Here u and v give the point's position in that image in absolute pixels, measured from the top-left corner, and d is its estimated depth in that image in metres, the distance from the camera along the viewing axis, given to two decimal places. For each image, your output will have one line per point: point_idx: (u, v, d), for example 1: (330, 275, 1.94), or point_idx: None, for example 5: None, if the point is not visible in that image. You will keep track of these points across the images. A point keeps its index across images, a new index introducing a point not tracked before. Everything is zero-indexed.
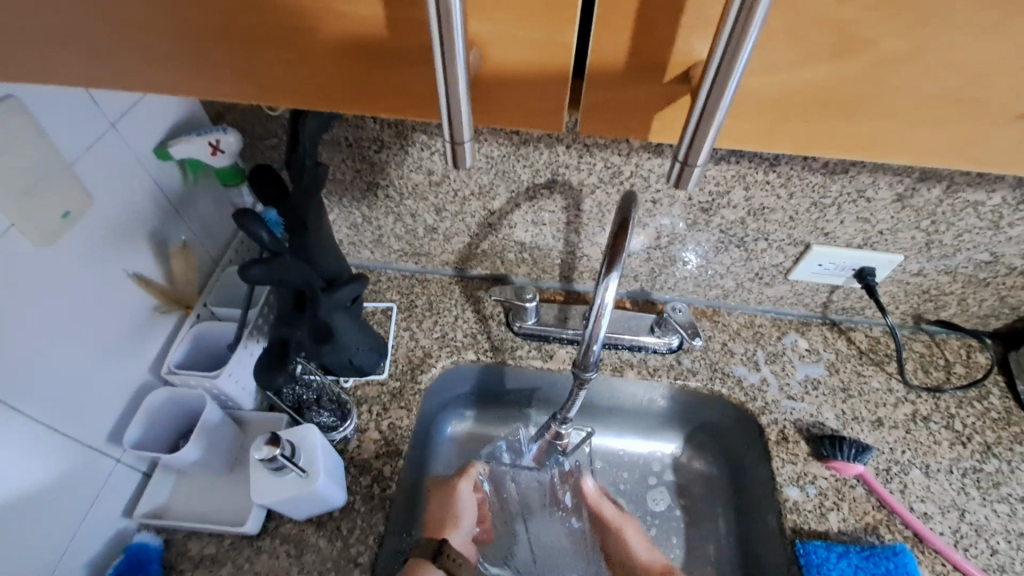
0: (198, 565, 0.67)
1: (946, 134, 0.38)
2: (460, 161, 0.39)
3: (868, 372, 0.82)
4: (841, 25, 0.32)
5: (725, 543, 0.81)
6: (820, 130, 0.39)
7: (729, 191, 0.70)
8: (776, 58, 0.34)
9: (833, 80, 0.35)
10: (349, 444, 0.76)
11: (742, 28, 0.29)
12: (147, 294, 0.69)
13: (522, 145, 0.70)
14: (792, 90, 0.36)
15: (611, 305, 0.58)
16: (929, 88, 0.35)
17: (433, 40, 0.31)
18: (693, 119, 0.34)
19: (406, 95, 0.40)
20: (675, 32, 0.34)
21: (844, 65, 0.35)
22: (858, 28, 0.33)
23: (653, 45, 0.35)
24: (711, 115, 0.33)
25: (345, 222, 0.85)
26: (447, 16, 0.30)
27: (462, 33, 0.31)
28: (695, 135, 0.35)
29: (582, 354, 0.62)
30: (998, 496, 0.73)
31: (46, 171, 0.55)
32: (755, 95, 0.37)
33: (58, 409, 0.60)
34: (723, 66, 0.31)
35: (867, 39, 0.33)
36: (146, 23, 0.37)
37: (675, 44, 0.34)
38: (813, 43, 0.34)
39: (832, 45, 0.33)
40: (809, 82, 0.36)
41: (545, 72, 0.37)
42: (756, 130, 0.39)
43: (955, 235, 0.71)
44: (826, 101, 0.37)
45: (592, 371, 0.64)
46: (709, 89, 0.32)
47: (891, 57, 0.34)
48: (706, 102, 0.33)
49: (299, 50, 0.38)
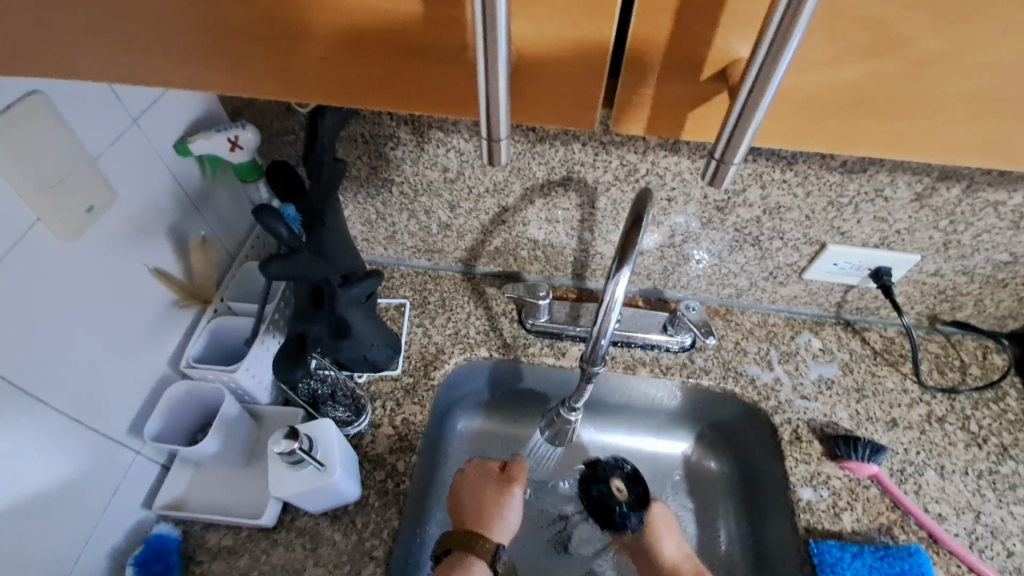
0: (216, 556, 0.68)
1: (979, 134, 0.38)
2: (495, 157, 0.39)
3: (882, 373, 0.82)
4: (877, 23, 0.32)
5: (738, 542, 0.80)
6: (851, 131, 0.39)
7: (746, 189, 0.70)
8: (813, 57, 0.34)
9: (868, 79, 0.35)
10: (364, 439, 0.76)
11: (787, 26, 0.29)
12: (168, 287, 0.70)
13: (538, 142, 0.70)
14: (827, 89, 0.36)
15: (622, 299, 0.57)
16: (962, 87, 0.35)
17: (477, 39, 0.32)
18: (732, 119, 0.34)
19: (441, 92, 0.40)
20: (713, 31, 0.34)
21: (881, 65, 0.35)
22: (895, 27, 0.33)
23: (691, 42, 0.35)
24: (752, 114, 0.33)
25: (360, 218, 0.86)
26: (494, 14, 0.30)
27: (505, 32, 0.31)
28: (733, 133, 0.34)
29: (591, 349, 0.63)
30: (1013, 498, 0.72)
31: (71, 165, 0.56)
32: (791, 93, 0.37)
33: (83, 399, 0.61)
34: (765, 65, 0.31)
35: (905, 38, 0.33)
36: (188, 20, 0.38)
37: (713, 42, 0.35)
38: (850, 42, 0.34)
39: (870, 44, 0.33)
40: (844, 80, 0.36)
41: (580, 70, 0.38)
42: (786, 129, 0.39)
43: (974, 235, 0.70)
44: (860, 100, 0.37)
45: (600, 367, 0.65)
46: (750, 87, 0.32)
47: (928, 56, 0.34)
48: (747, 102, 0.33)
49: (337, 48, 0.38)
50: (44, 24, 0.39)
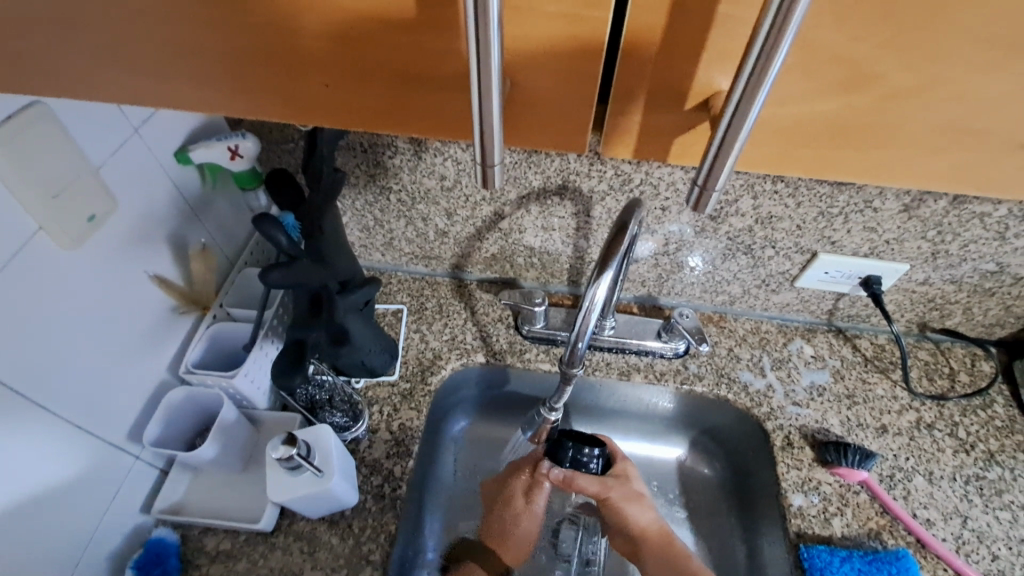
0: (215, 561, 0.69)
1: (956, 163, 0.39)
2: (490, 182, 0.40)
3: (873, 380, 0.83)
4: (852, 61, 0.34)
5: (731, 546, 0.81)
6: (833, 159, 0.40)
7: (738, 200, 0.71)
8: (792, 90, 0.36)
9: (845, 111, 0.37)
10: (360, 445, 0.77)
11: (764, 61, 0.30)
12: (167, 295, 0.71)
13: (534, 152, 0.71)
14: (807, 120, 0.38)
15: (603, 300, 0.58)
16: (938, 120, 0.37)
17: (471, 70, 0.33)
18: (713, 148, 0.35)
19: (434, 118, 0.41)
20: (696, 65, 0.35)
21: (857, 98, 0.36)
22: (869, 64, 0.34)
23: (675, 75, 0.36)
24: (732, 144, 0.34)
25: (358, 225, 0.87)
26: (486, 48, 0.31)
27: (498, 64, 0.33)
28: (715, 161, 0.36)
29: (568, 351, 0.64)
30: (1000, 504, 0.74)
31: (74, 176, 0.57)
32: (772, 124, 0.38)
33: (83, 408, 0.61)
34: (743, 98, 0.32)
35: (878, 74, 0.34)
36: (189, 47, 0.39)
37: (695, 76, 0.36)
38: (827, 79, 0.35)
39: (845, 79, 0.35)
40: (822, 112, 0.37)
41: (569, 99, 0.39)
42: (771, 156, 0.40)
43: (961, 245, 0.72)
44: (840, 130, 0.38)
45: (579, 368, 0.66)
46: (730, 119, 0.33)
47: (901, 90, 0.35)
48: (727, 132, 0.34)
49: (333, 75, 0.39)
50: (45, 50, 0.40)
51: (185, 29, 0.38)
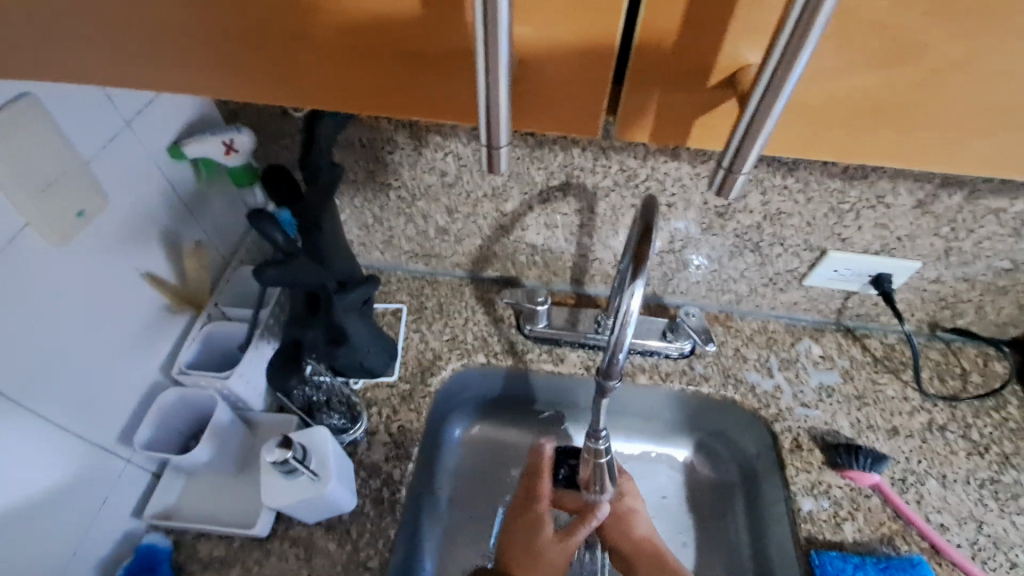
0: (208, 567, 0.67)
1: (990, 145, 0.38)
2: (496, 166, 0.38)
3: (883, 380, 0.81)
4: (890, 32, 0.32)
5: (736, 551, 0.79)
6: (862, 139, 0.38)
7: (746, 195, 0.69)
8: (823, 65, 0.34)
9: (878, 87, 0.35)
10: (359, 447, 0.75)
11: (802, 30, 0.28)
12: (160, 292, 0.69)
13: (537, 147, 0.69)
14: (839, 97, 0.36)
15: (637, 314, 0.55)
16: (975, 99, 0.35)
17: (479, 46, 0.31)
18: (741, 127, 0.33)
19: (441, 98, 0.40)
20: (722, 37, 0.34)
21: (892, 73, 0.34)
22: (907, 35, 0.32)
23: (699, 49, 0.34)
24: (761, 123, 0.32)
25: (356, 222, 0.85)
26: (497, 21, 0.30)
27: (509, 38, 0.31)
28: (742, 141, 0.34)
29: (607, 360, 0.60)
30: (1015, 508, 0.72)
31: (64, 171, 0.55)
32: (802, 101, 0.36)
33: (74, 407, 0.60)
34: (778, 73, 0.30)
35: (917, 46, 0.33)
36: (189, 22, 0.37)
37: (721, 50, 0.34)
38: (862, 52, 0.33)
39: (881, 51, 0.33)
40: (854, 89, 0.35)
41: (584, 74, 0.37)
42: (797, 137, 0.39)
43: (975, 242, 0.70)
44: (872, 108, 0.36)
45: (617, 381, 0.63)
46: (761, 98, 0.32)
47: (944, 64, 0.33)
48: (757, 110, 0.32)
49: (340, 52, 0.38)
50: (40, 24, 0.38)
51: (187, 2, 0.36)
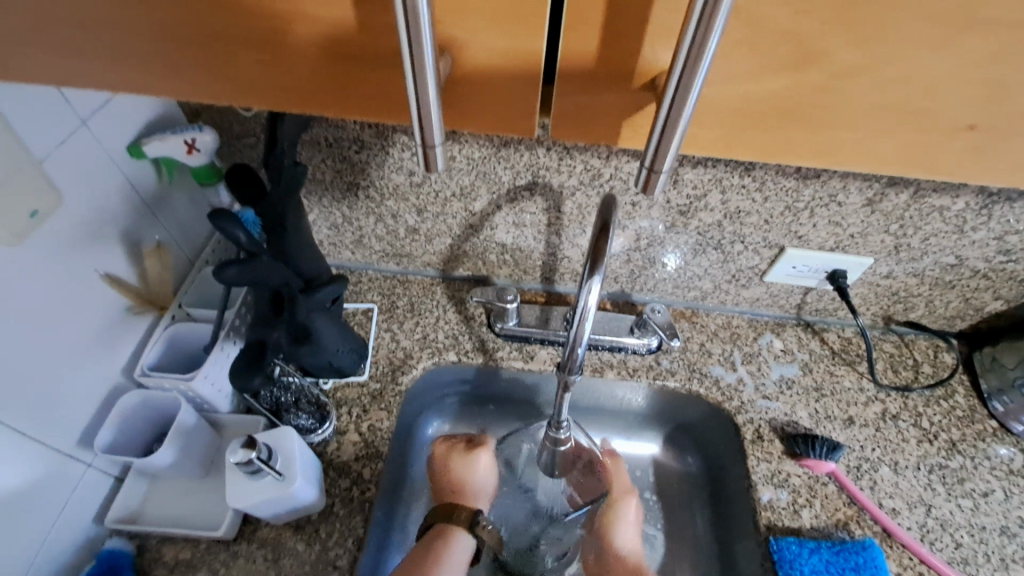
0: (172, 570, 0.66)
1: (904, 145, 0.41)
2: (433, 164, 0.40)
3: (840, 372, 0.84)
4: (795, 38, 0.34)
5: (703, 541, 0.82)
6: (780, 140, 0.41)
7: (706, 194, 0.71)
8: (736, 70, 0.37)
9: (791, 90, 0.37)
10: (328, 447, 0.75)
11: (702, 39, 0.30)
12: (121, 293, 0.68)
13: (503, 147, 0.70)
14: (750, 100, 0.38)
15: (595, 307, 0.57)
16: (883, 100, 0.38)
17: (404, 51, 0.33)
18: (658, 126, 0.35)
19: (379, 98, 0.42)
20: (640, 41, 0.36)
21: (802, 77, 0.37)
22: (812, 41, 0.35)
23: (621, 52, 0.36)
24: (675, 124, 0.34)
25: (326, 222, 0.85)
26: (418, 24, 0.31)
27: (432, 41, 0.32)
28: (661, 139, 0.36)
29: (567, 353, 0.62)
30: (961, 492, 0.75)
31: (17, 170, 0.54)
32: (720, 103, 0.39)
33: (31, 411, 0.58)
34: (684, 76, 0.32)
35: (822, 53, 0.35)
36: (134, 23, 0.38)
37: (641, 54, 0.36)
38: (771, 57, 0.36)
39: (788, 57, 0.36)
40: (768, 91, 0.38)
41: (516, 73, 0.39)
42: (720, 136, 0.41)
43: (922, 238, 0.73)
44: (785, 111, 0.39)
45: (577, 373, 0.64)
46: (672, 101, 0.33)
47: (848, 68, 0.36)
48: (670, 111, 0.34)
49: (277, 54, 0.39)
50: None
51: (130, 4, 0.37)
